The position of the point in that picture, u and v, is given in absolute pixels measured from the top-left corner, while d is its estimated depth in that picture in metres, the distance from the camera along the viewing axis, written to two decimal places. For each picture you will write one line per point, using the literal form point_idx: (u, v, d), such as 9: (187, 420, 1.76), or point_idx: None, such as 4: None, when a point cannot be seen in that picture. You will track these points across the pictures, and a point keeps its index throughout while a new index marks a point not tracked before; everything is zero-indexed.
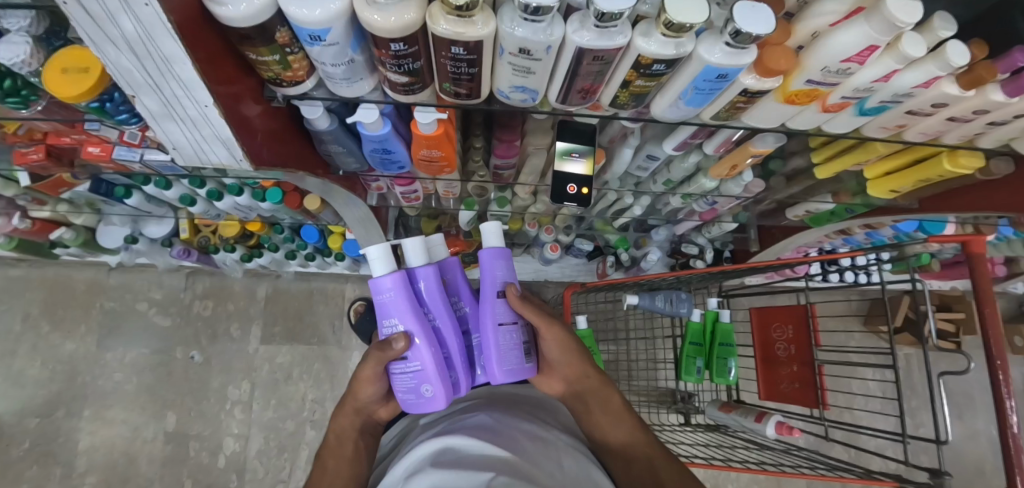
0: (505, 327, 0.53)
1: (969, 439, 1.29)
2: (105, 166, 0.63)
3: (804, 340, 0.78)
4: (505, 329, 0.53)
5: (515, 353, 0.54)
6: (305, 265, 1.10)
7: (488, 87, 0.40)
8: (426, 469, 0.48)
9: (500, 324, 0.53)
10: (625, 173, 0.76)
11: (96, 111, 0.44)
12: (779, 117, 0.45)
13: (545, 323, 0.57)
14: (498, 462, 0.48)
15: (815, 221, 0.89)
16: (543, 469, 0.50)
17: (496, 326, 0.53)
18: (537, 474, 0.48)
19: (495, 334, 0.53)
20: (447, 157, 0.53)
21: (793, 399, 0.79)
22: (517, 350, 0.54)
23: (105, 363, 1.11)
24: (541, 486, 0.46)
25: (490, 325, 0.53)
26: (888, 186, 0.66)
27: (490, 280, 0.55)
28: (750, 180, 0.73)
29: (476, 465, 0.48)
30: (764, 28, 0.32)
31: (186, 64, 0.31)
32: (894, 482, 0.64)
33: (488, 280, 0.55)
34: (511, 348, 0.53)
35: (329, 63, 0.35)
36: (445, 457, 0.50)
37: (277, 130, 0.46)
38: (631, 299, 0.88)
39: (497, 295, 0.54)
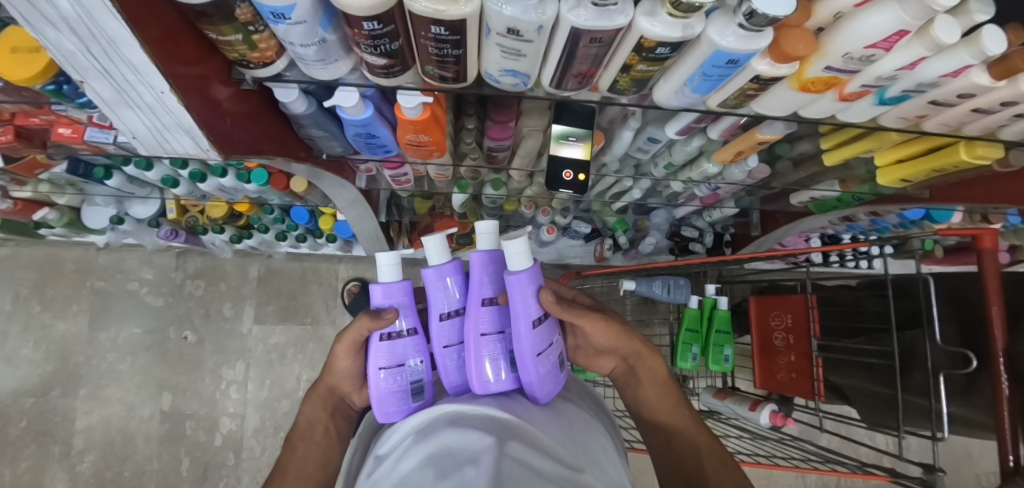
0: (543, 357, 0.54)
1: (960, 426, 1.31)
2: (81, 147, 0.60)
3: (803, 330, 0.76)
4: (543, 357, 0.54)
5: (547, 383, 0.54)
6: (296, 246, 1.08)
7: (476, 70, 0.37)
8: (441, 428, 0.44)
9: (538, 354, 0.54)
10: (625, 155, 0.74)
11: (54, 94, 0.40)
12: (792, 106, 0.42)
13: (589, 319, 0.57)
14: (514, 428, 0.44)
15: (820, 208, 0.86)
16: (556, 440, 0.45)
17: (535, 355, 0.53)
18: (553, 446, 0.44)
19: (532, 364, 0.53)
20: (434, 142, 0.50)
21: (790, 389, 0.78)
22: (555, 371, 0.56)
23: (98, 343, 1.10)
24: (559, 459, 0.42)
25: (475, 334, 0.55)
26: (899, 175, 0.63)
27: (525, 308, 0.53)
28: (755, 165, 0.70)
29: (493, 428, 0.44)
30: (787, 7, 0.28)
31: (135, 47, 0.28)
32: (887, 476, 0.63)
33: (520, 309, 0.53)
34: (543, 374, 0.54)
35: (298, 44, 0.32)
36: (458, 418, 0.45)
37: (251, 113, 0.43)
38: (626, 286, 0.86)
39: (534, 325, 0.54)
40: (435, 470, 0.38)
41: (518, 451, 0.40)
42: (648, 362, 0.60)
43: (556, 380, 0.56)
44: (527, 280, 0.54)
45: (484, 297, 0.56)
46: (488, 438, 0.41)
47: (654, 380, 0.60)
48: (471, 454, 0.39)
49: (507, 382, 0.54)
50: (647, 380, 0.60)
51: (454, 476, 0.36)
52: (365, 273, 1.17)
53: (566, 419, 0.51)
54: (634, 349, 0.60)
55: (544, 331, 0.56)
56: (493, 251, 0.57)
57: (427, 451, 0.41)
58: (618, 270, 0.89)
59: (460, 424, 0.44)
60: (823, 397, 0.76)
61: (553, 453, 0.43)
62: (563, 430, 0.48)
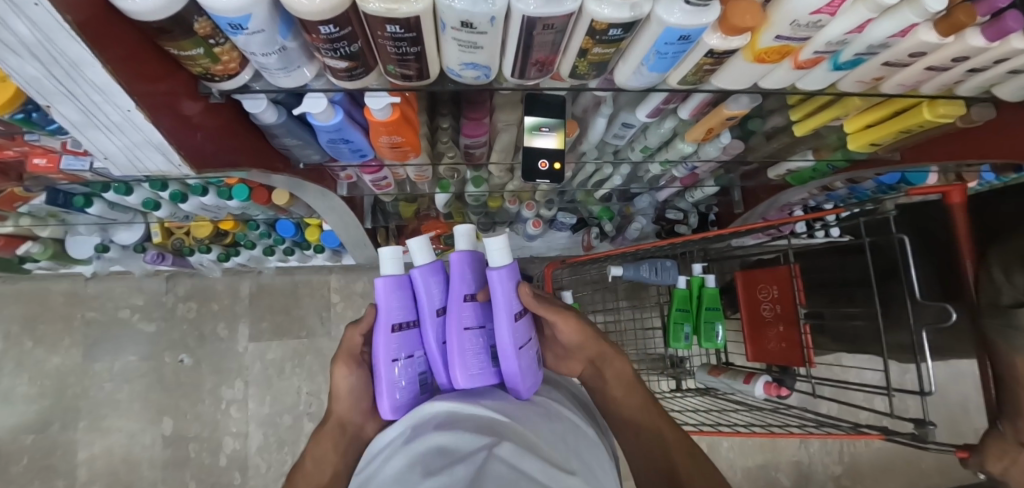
0: (524, 350, 0.56)
1: (956, 383, 1.35)
2: (58, 176, 0.61)
3: (789, 300, 0.78)
4: (524, 350, 0.56)
5: (529, 375, 0.56)
6: (286, 260, 1.08)
7: (438, 66, 0.37)
8: (432, 430, 0.46)
9: (520, 347, 0.55)
10: (602, 142, 0.76)
11: (24, 122, 0.40)
12: (750, 77, 0.43)
13: (561, 315, 0.60)
14: (502, 429, 0.46)
15: (797, 179, 0.88)
16: (543, 438, 0.46)
17: (516, 349, 0.55)
18: (539, 444, 0.45)
19: (514, 357, 0.54)
20: (408, 142, 0.51)
21: (781, 359, 0.80)
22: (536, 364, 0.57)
23: (94, 373, 1.10)
24: (545, 456, 0.43)
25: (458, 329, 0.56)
26: (868, 139, 0.65)
27: (506, 301, 0.55)
28: (728, 141, 0.71)
29: (481, 429, 0.45)
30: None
31: (98, 68, 0.28)
32: (880, 435, 0.65)
33: (502, 303, 0.55)
34: (525, 368, 0.55)
35: (259, 53, 0.32)
36: (453, 424, 0.47)
37: (222, 126, 0.43)
38: (614, 272, 0.87)
39: (515, 317, 0.55)
40: (422, 467, 0.40)
41: (508, 452, 0.41)
42: (613, 362, 0.63)
43: (536, 374, 0.58)
44: (507, 274, 0.55)
45: (466, 292, 0.58)
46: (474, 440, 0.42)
47: (619, 378, 0.62)
48: (457, 454, 0.41)
49: (489, 376, 0.55)
50: (613, 383, 0.61)
51: (441, 472, 0.38)
52: (357, 282, 1.18)
53: (555, 418, 0.52)
54: (599, 350, 0.63)
55: (524, 326, 0.57)
56: (471, 251, 0.59)
57: (417, 451, 0.42)
58: (604, 256, 0.90)
59: (453, 429, 0.46)
60: (813, 364, 0.77)
61: (540, 450, 0.43)
62: (556, 431, 0.49)
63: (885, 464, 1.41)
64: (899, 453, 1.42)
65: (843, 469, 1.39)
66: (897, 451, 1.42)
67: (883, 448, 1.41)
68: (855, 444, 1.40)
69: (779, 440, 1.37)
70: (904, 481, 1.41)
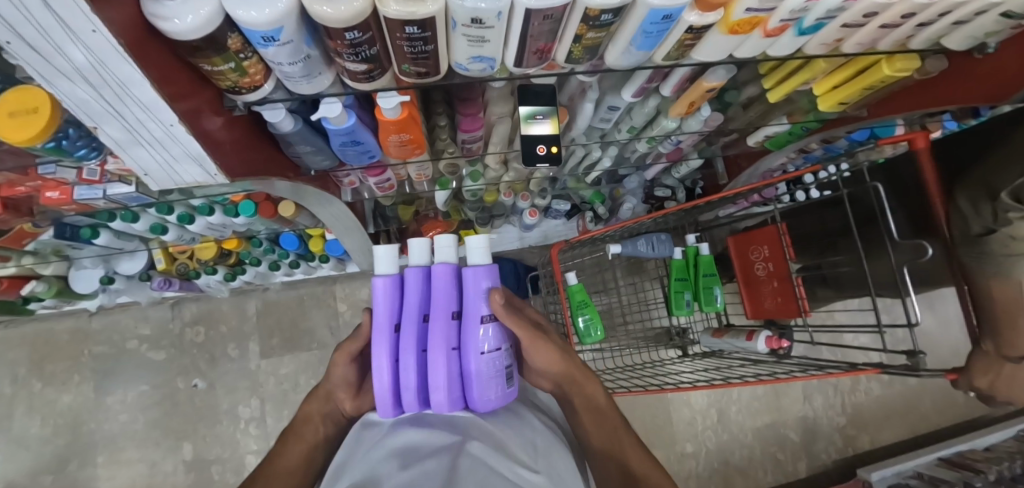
0: (488, 355, 0.59)
1: (942, 327, 1.46)
2: (69, 207, 0.63)
3: (780, 257, 0.83)
4: (488, 356, 0.59)
5: (492, 381, 0.59)
6: (291, 273, 1.09)
7: (446, 62, 0.41)
8: (409, 425, 0.55)
9: (483, 352, 0.59)
10: (589, 127, 0.81)
11: (54, 151, 0.42)
12: (725, 49, 0.47)
13: (528, 337, 0.61)
14: (474, 430, 0.55)
15: (775, 144, 0.94)
16: (510, 433, 0.56)
17: (479, 353, 0.59)
18: (507, 441, 0.54)
19: (477, 360, 0.58)
20: (415, 139, 0.54)
21: (777, 313, 0.85)
22: (501, 374, 0.61)
23: (107, 407, 1.10)
24: (511, 454, 0.52)
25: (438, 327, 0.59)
26: (837, 98, 0.71)
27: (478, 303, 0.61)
28: (708, 114, 0.76)
29: (455, 431, 0.55)
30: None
31: (144, 85, 0.31)
32: (876, 369, 0.70)
33: (475, 307, 0.60)
34: (488, 373, 0.59)
35: (286, 63, 0.35)
36: (430, 421, 0.56)
37: (242, 136, 0.45)
38: (613, 250, 0.91)
39: (483, 322, 0.60)
40: (400, 459, 0.49)
41: (479, 449, 0.51)
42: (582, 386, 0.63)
43: (499, 384, 0.61)
44: (481, 277, 0.62)
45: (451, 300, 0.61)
46: (445, 440, 0.52)
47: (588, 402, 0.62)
48: (431, 451, 0.50)
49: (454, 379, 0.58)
50: (585, 407, 0.62)
51: (416, 466, 0.47)
52: (363, 289, 1.20)
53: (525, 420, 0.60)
54: (566, 373, 0.64)
55: (494, 334, 0.61)
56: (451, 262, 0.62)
57: (397, 444, 0.52)
58: (602, 235, 0.94)
59: (430, 426, 0.55)
60: (808, 314, 0.82)
61: (507, 448, 0.53)
62: (524, 433, 0.57)
63: (883, 409, 1.48)
64: (896, 398, 1.49)
65: (846, 419, 1.46)
66: (894, 397, 1.49)
67: (880, 395, 1.48)
68: (854, 394, 1.47)
69: (783, 398, 1.43)
70: (903, 424, 1.49)
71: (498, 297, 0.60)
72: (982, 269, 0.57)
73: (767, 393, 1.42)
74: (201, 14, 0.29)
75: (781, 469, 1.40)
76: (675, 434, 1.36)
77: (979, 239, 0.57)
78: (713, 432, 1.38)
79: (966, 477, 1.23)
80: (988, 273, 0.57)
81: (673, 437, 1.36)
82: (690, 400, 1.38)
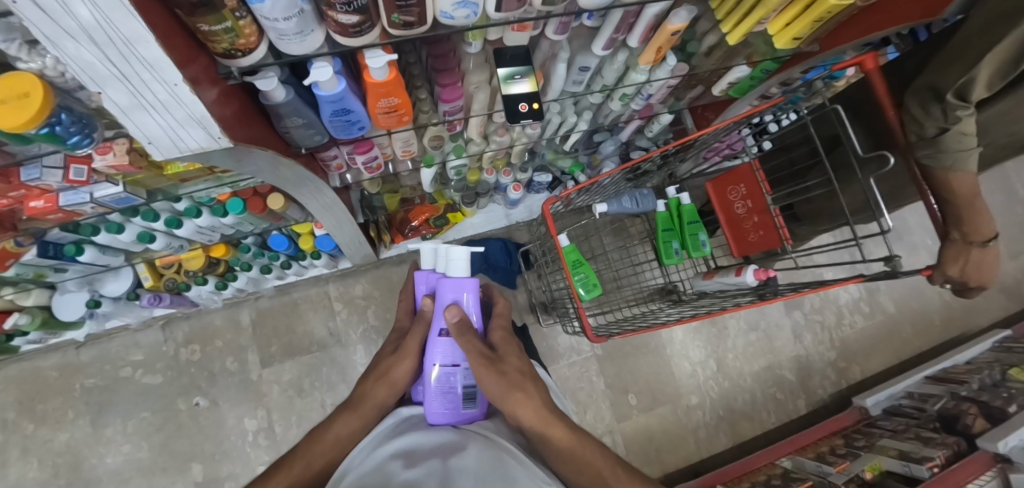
0: (441, 369, 0.66)
1: (911, 254, 1.55)
2: (54, 217, 0.62)
3: (757, 192, 0.88)
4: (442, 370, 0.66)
5: (438, 394, 0.63)
6: (282, 276, 1.09)
7: (431, 12, 0.42)
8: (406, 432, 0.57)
9: (436, 365, 0.66)
10: (563, 91, 0.84)
11: (48, 138, 0.42)
12: None
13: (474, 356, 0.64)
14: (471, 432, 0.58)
15: (738, 90, 0.99)
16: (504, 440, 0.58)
17: (430, 365, 0.66)
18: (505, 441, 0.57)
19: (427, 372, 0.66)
20: (402, 105, 0.55)
21: (761, 246, 0.89)
22: (452, 392, 0.64)
23: (107, 439, 1.07)
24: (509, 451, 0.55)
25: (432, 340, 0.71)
26: (790, 34, 0.76)
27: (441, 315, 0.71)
28: (674, 63, 0.80)
29: (450, 433, 0.57)
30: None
31: (149, 41, 0.31)
32: (859, 278, 0.75)
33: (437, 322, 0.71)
34: (436, 385, 0.64)
35: (280, 19, 0.36)
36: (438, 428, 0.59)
37: (238, 108, 0.46)
38: (599, 208, 0.94)
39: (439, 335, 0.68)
40: (403, 460, 0.51)
41: (483, 454, 0.52)
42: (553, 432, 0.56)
43: (448, 398, 0.63)
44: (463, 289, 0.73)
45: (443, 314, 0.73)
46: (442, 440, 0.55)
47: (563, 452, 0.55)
48: (431, 450, 0.53)
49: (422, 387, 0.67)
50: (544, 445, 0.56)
51: (422, 463, 0.49)
52: (357, 286, 1.20)
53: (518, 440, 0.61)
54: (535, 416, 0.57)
55: (449, 349, 0.68)
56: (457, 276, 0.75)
57: (397, 447, 0.53)
58: (587, 196, 0.97)
59: (439, 432, 0.57)
60: (789, 241, 0.87)
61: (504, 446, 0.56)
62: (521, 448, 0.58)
63: (869, 339, 1.57)
64: (879, 327, 1.58)
65: (836, 353, 1.54)
66: (876, 325, 1.58)
67: (863, 326, 1.57)
68: (839, 328, 1.55)
69: (775, 341, 1.49)
70: (889, 350, 1.57)
71: (452, 311, 0.68)
72: (940, 164, 0.66)
73: (759, 337, 1.49)
74: None
75: (783, 408, 1.47)
76: (680, 388, 1.41)
77: (936, 139, 0.65)
78: (715, 381, 1.43)
79: (951, 388, 1.34)
80: (946, 166, 0.66)
81: (678, 391, 1.40)
82: (688, 354, 1.43)
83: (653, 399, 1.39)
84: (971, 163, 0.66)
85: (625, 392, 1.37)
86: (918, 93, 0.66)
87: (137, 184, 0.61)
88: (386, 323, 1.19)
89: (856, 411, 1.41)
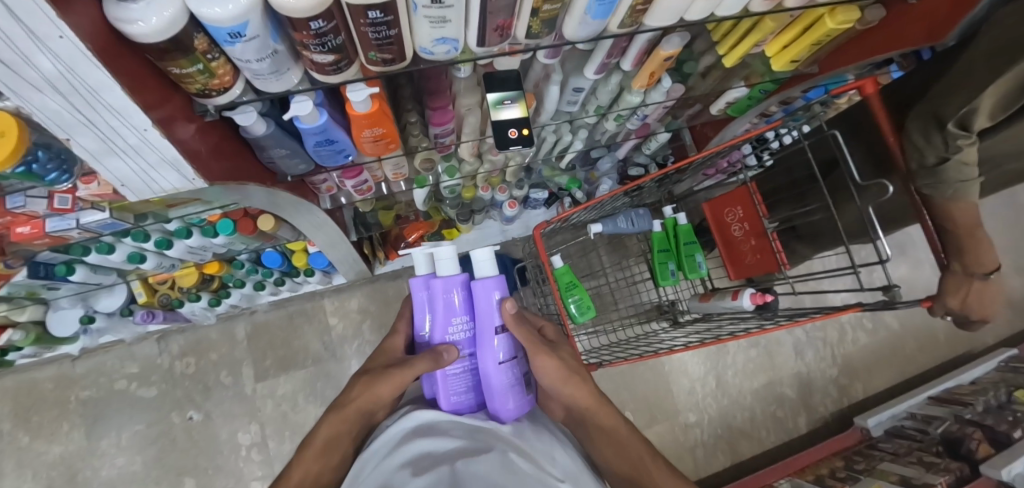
0: (504, 365, 0.61)
1: (915, 270, 1.53)
2: (41, 241, 0.61)
3: (754, 215, 0.87)
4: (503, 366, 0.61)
5: (512, 390, 0.61)
6: (277, 291, 1.08)
7: (411, 48, 0.42)
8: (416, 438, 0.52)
9: (500, 362, 0.61)
10: (558, 111, 0.83)
11: (24, 176, 0.42)
12: (676, 12, 0.49)
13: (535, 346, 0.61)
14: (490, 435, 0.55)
15: (736, 110, 0.98)
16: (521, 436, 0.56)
17: (495, 364, 0.61)
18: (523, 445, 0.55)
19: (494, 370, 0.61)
20: (388, 133, 0.55)
21: (758, 269, 0.88)
22: (518, 384, 0.62)
23: (102, 452, 1.07)
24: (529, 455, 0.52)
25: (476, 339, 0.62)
26: (789, 56, 0.74)
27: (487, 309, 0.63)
28: (670, 84, 0.79)
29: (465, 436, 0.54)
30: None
31: (115, 90, 0.31)
32: (856, 308, 0.73)
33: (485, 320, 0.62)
34: (505, 383, 0.61)
35: (253, 60, 0.36)
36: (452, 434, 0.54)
37: (217, 143, 0.45)
38: (593, 228, 0.93)
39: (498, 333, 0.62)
40: (412, 468, 0.47)
41: (502, 463, 0.48)
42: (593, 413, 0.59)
43: (515, 393, 0.62)
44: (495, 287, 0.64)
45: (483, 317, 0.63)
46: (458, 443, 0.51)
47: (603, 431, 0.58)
48: (443, 456, 0.49)
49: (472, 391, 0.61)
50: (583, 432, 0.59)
51: (433, 471, 0.46)
52: (352, 300, 1.19)
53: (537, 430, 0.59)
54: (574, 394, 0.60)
55: (506, 343, 0.63)
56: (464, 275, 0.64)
57: (408, 453, 0.50)
58: (582, 217, 0.96)
59: (454, 439, 0.53)
60: (787, 266, 0.85)
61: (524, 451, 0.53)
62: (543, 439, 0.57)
63: (871, 357, 1.54)
64: (882, 345, 1.55)
65: (838, 371, 1.51)
66: (880, 343, 1.55)
67: (866, 343, 1.54)
68: (842, 345, 1.52)
69: (776, 358, 1.47)
70: (892, 368, 1.54)
71: (510, 305, 0.62)
72: (941, 194, 0.64)
73: (759, 354, 1.46)
74: (165, 15, 0.30)
75: (783, 427, 1.44)
76: (678, 405, 1.39)
77: (936, 168, 0.63)
78: (714, 399, 1.41)
79: (955, 411, 1.31)
80: (948, 196, 0.64)
81: (676, 408, 1.38)
82: (687, 371, 1.41)
83: (650, 416, 1.37)
84: (973, 193, 0.64)
85: (622, 409, 1.36)
86: (918, 118, 0.64)
87: (124, 209, 0.61)
88: (381, 338, 1.19)
89: (858, 431, 1.38)
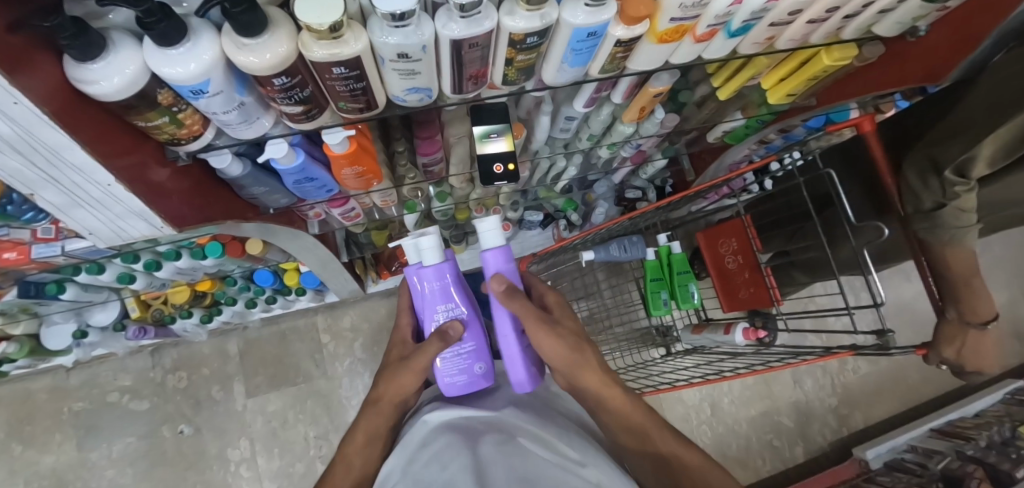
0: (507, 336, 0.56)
1: (920, 297, 1.49)
2: (29, 266, 0.62)
3: (748, 249, 0.86)
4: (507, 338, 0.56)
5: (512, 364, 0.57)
6: (269, 309, 1.09)
7: (384, 96, 0.41)
8: (439, 434, 0.47)
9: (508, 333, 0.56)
10: (550, 138, 0.82)
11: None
12: (659, 57, 0.48)
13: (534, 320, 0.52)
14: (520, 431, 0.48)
15: (734, 138, 0.96)
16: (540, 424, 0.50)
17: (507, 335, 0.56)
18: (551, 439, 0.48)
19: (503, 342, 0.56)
20: (370, 170, 0.55)
21: (751, 304, 0.86)
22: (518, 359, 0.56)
23: (93, 464, 1.07)
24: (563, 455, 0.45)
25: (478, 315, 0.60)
26: (785, 90, 0.73)
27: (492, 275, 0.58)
28: (663, 115, 0.78)
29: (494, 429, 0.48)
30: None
31: (74, 149, 0.31)
32: (849, 351, 0.72)
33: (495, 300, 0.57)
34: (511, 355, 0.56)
35: (220, 112, 0.36)
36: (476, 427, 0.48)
37: (193, 185, 0.46)
38: (586, 256, 0.93)
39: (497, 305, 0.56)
40: (437, 466, 0.42)
41: (537, 462, 0.42)
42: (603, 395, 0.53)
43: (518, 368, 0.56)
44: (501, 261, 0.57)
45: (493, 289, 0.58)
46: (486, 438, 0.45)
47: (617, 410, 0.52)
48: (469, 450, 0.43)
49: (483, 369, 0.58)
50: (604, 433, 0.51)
51: (457, 468, 0.40)
52: (345, 318, 1.20)
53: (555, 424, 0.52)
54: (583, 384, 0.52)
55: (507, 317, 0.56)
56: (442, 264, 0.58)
57: (431, 453, 0.44)
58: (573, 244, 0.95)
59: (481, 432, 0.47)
60: (781, 303, 0.84)
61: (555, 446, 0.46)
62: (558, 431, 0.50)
63: (873, 386, 1.50)
64: (885, 374, 1.51)
65: (837, 399, 1.48)
66: (882, 372, 1.51)
67: (868, 372, 1.50)
68: (843, 374, 1.49)
69: (774, 385, 1.44)
70: (894, 398, 1.51)
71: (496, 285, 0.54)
72: (937, 238, 0.63)
73: (758, 381, 1.43)
74: (127, 73, 0.30)
75: (780, 455, 1.41)
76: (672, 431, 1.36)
77: (933, 213, 0.62)
78: (709, 426, 1.39)
79: (957, 446, 1.27)
80: (945, 241, 0.62)
81: None
82: (682, 396, 1.39)
83: None
84: (970, 241, 0.62)
85: None
86: (915, 162, 0.63)
87: None
88: (372, 356, 1.19)
89: (856, 463, 1.35)
